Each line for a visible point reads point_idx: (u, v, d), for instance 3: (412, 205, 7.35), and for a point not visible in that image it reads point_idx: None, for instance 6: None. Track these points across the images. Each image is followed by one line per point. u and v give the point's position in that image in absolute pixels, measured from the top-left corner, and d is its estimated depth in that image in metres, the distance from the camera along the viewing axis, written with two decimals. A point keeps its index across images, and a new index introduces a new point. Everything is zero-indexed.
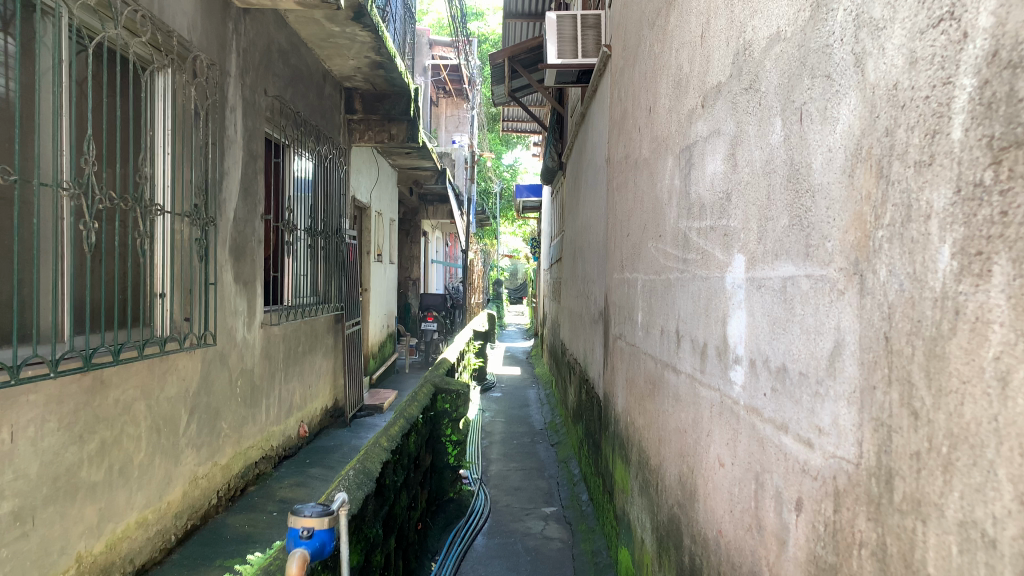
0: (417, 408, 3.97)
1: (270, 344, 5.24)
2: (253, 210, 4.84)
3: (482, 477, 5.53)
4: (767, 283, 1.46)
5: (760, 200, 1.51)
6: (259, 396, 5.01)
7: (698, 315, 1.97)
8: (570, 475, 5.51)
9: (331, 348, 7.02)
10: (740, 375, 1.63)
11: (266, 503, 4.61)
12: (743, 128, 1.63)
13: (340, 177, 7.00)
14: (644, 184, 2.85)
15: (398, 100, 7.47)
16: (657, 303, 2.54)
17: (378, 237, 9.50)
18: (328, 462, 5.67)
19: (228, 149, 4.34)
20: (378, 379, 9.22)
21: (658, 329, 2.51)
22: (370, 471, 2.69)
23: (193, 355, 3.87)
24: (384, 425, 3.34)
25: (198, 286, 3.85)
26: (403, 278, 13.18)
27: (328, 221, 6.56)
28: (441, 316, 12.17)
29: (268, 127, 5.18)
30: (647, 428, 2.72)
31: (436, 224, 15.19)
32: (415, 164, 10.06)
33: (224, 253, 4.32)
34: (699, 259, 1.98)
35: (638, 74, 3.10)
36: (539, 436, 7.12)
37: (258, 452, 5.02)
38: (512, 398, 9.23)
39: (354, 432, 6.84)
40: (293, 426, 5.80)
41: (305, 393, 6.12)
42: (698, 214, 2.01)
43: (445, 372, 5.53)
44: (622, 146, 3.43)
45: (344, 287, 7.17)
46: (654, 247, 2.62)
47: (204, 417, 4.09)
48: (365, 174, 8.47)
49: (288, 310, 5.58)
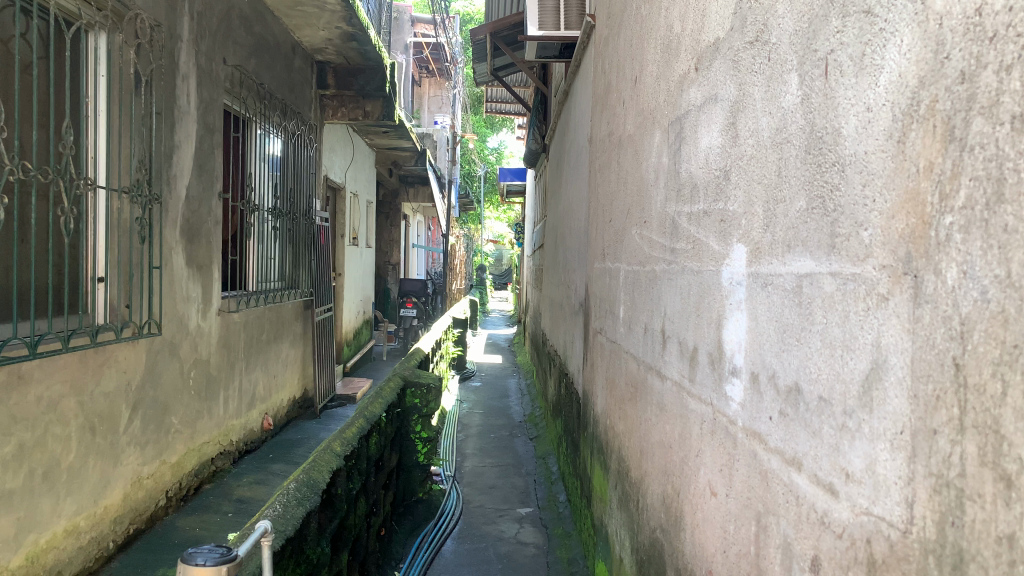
0: (381, 404, 3.69)
1: (229, 332, 4.93)
2: (210, 189, 4.51)
3: (455, 475, 5.26)
4: (776, 280, 1.18)
5: (768, 177, 1.22)
6: (217, 389, 4.71)
7: (688, 316, 1.69)
8: (548, 472, 5.25)
9: (299, 336, 6.70)
10: (739, 391, 1.34)
11: (221, 503, 4.31)
12: (746, 90, 1.34)
13: (310, 156, 6.65)
14: (628, 163, 2.56)
15: (373, 75, 7.12)
16: (640, 297, 2.26)
17: (354, 220, 9.17)
18: (293, 457, 5.37)
19: (178, 122, 4.01)
20: (352, 368, 8.92)
21: (641, 327, 2.24)
22: (316, 483, 2.41)
23: (134, 346, 3.57)
24: (339, 427, 3.05)
25: (140, 270, 3.55)
26: (382, 262, 12.85)
27: (295, 202, 6.23)
28: (421, 302, 11.86)
29: (227, 100, 4.83)
30: (627, 435, 2.44)
31: (416, 207, 14.87)
32: (393, 144, 9.72)
33: (174, 235, 4.00)
34: (689, 249, 1.69)
35: (622, 42, 2.80)
36: (517, 429, 6.85)
37: (215, 447, 4.72)
38: (491, 388, 8.96)
39: (324, 424, 6.55)
40: (256, 418, 5.50)
41: (269, 384, 5.81)
42: (688, 195, 1.72)
43: (417, 363, 5.25)
44: (606, 122, 3.14)
45: (314, 272, 6.84)
46: (637, 234, 2.34)
47: (150, 412, 3.79)
48: (339, 153, 8.12)
49: (251, 296, 5.26)
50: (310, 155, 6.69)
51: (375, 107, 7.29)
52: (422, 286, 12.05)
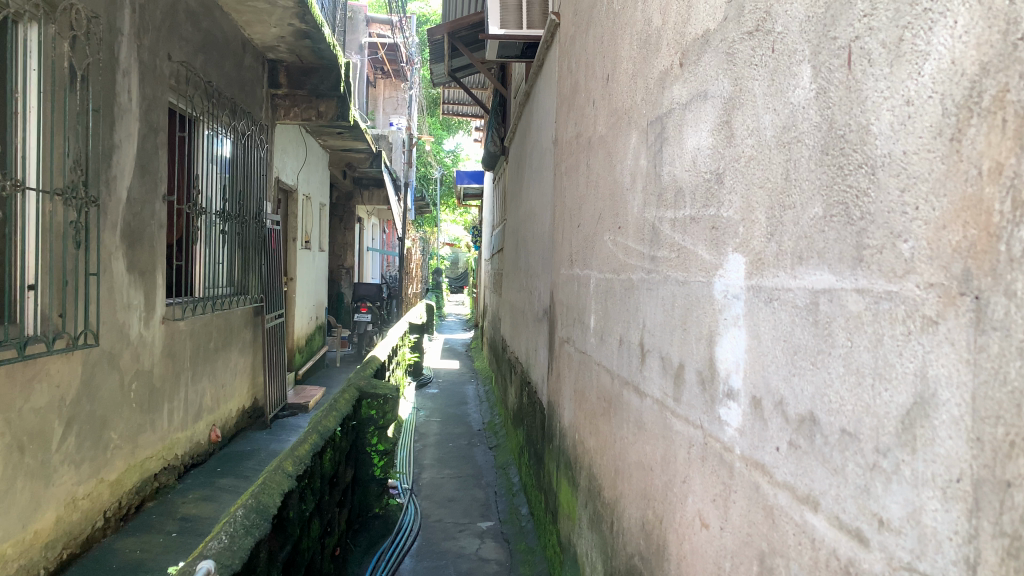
0: (336, 418, 3.52)
1: (174, 341, 4.68)
2: (153, 190, 4.27)
3: (413, 487, 5.10)
4: (783, 295, 1.06)
5: (773, 181, 1.10)
6: (161, 400, 4.47)
7: (672, 330, 1.57)
8: (509, 484, 5.11)
9: (248, 343, 6.45)
10: (736, 415, 1.22)
11: (164, 522, 4.07)
12: (744, 85, 1.22)
13: (260, 156, 6.41)
14: (599, 166, 2.44)
15: (327, 75, 6.87)
16: (614, 307, 2.14)
17: (307, 223, 8.91)
18: (242, 471, 5.14)
19: (119, 119, 3.77)
20: (304, 375, 8.67)
21: (615, 339, 2.12)
22: (267, 507, 2.23)
23: (69, 357, 3.33)
24: (291, 444, 2.87)
25: (76, 278, 3.31)
26: (336, 266, 12.56)
27: (245, 204, 5.98)
28: (376, 307, 11.61)
29: (172, 96, 4.59)
30: (598, 452, 2.32)
31: (371, 210, 14.61)
32: (348, 146, 9.50)
33: (114, 239, 3.76)
34: (673, 257, 1.58)
35: (592, 40, 2.68)
36: (476, 438, 6.70)
37: (159, 462, 4.47)
38: (449, 395, 8.79)
39: (275, 435, 6.31)
40: (202, 430, 5.26)
41: (216, 394, 5.56)
42: (671, 201, 1.61)
43: (374, 372, 5.07)
44: (573, 123, 3.02)
45: (264, 277, 6.60)
46: (610, 240, 2.22)
47: (87, 428, 3.55)
48: (291, 154, 7.88)
49: (197, 303, 5.01)
50: (261, 156, 6.45)
51: (330, 107, 7.08)
52: (377, 290, 11.80)
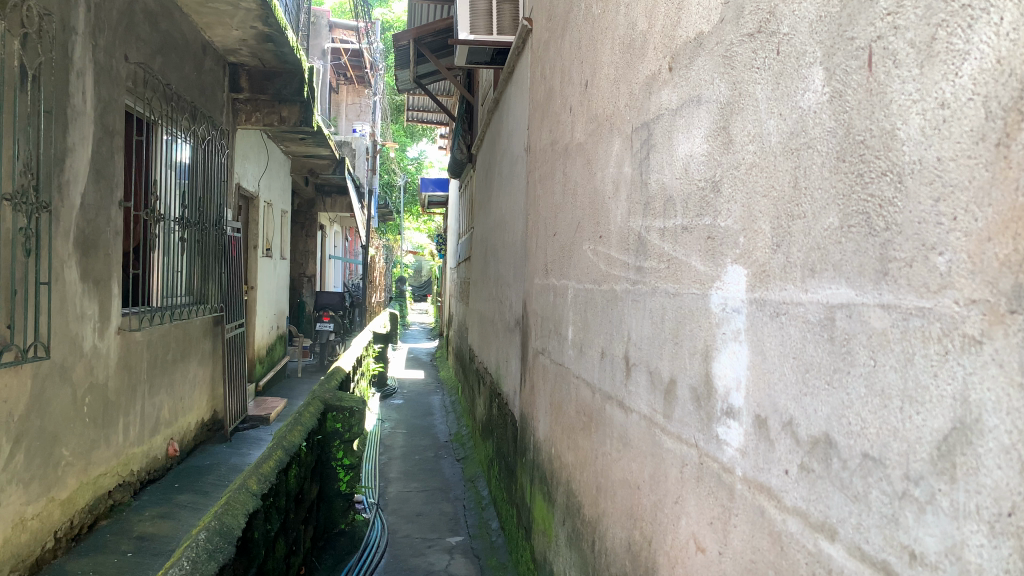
0: (301, 433, 3.40)
1: (130, 352, 4.51)
2: (108, 196, 4.10)
3: (379, 502, 4.98)
4: (792, 310, 1.00)
5: (780, 188, 1.05)
6: (115, 414, 4.29)
7: (661, 344, 1.51)
8: (478, 497, 5.02)
9: (207, 354, 6.26)
10: (736, 435, 1.16)
11: (119, 541, 3.90)
12: (743, 88, 1.17)
13: (221, 162, 6.25)
14: (576, 174, 2.39)
15: (290, 79, 6.76)
16: (595, 317, 2.07)
17: (268, 230, 8.73)
18: (201, 487, 4.96)
19: (72, 121, 3.62)
20: (265, 386, 8.47)
21: (596, 352, 2.06)
22: (231, 530, 2.12)
23: (16, 371, 3.16)
24: (255, 461, 2.76)
25: (26, 288, 3.13)
26: (297, 274, 12.35)
27: (204, 210, 5.82)
28: (338, 316, 11.42)
29: (129, 99, 4.42)
30: (578, 468, 2.26)
31: (334, 218, 14.41)
32: (311, 152, 9.34)
33: (67, 246, 3.60)
34: (663, 269, 1.52)
35: (568, 45, 2.63)
36: (443, 449, 6.60)
37: (113, 479, 4.29)
38: (414, 405, 8.67)
39: (235, 448, 6.13)
40: (159, 444, 5.07)
41: (174, 407, 5.38)
42: (660, 210, 1.55)
43: (339, 384, 4.95)
44: (547, 130, 2.96)
45: (225, 286, 6.42)
46: (590, 250, 2.16)
47: (37, 445, 3.38)
48: (252, 160, 7.70)
49: (155, 313, 4.84)
50: (222, 161, 6.29)
51: (293, 113, 6.95)
52: (339, 299, 11.62)
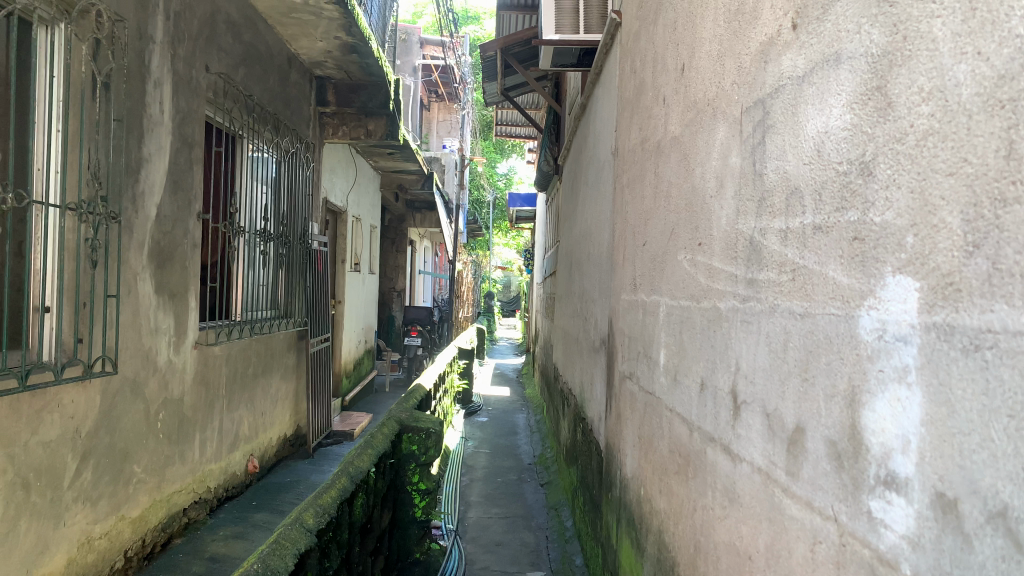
0: (371, 456, 3.18)
1: (208, 366, 4.43)
2: (186, 207, 4.03)
3: (458, 529, 4.73)
4: (1007, 342, 0.67)
5: (983, 161, 0.72)
6: (192, 430, 4.21)
7: (784, 379, 1.19)
8: (562, 527, 4.70)
9: (291, 368, 6.20)
10: (902, 517, 0.83)
11: (190, 563, 3.77)
12: (909, 30, 0.85)
13: (306, 175, 6.19)
14: (671, 173, 2.06)
15: (376, 91, 6.67)
16: (693, 341, 1.74)
17: (355, 245, 8.69)
18: (277, 506, 4.84)
19: (148, 132, 3.55)
20: (351, 402, 8.40)
21: (694, 382, 1.73)
22: (275, 575, 1.87)
23: (84, 387, 3.05)
24: (316, 490, 2.54)
25: (95, 300, 3.04)
26: (386, 288, 12.33)
27: (288, 223, 5.76)
28: (426, 331, 11.31)
29: (210, 109, 4.36)
30: (672, 516, 1.92)
31: (423, 232, 14.41)
32: (399, 166, 9.28)
33: (141, 258, 3.52)
34: (785, 282, 1.19)
35: (662, 29, 2.31)
36: (526, 473, 6.30)
37: (188, 497, 4.20)
38: (498, 424, 8.42)
39: (316, 465, 6.02)
40: (239, 460, 4.99)
41: (255, 422, 5.30)
42: (781, 208, 1.22)
43: (418, 403, 4.73)
44: (637, 128, 2.65)
45: (310, 299, 6.36)
46: (687, 260, 1.84)
47: (106, 462, 3.27)
48: (340, 174, 7.67)
49: (236, 327, 4.78)
50: (307, 174, 6.24)
51: (379, 125, 6.85)
52: (427, 314, 11.51)
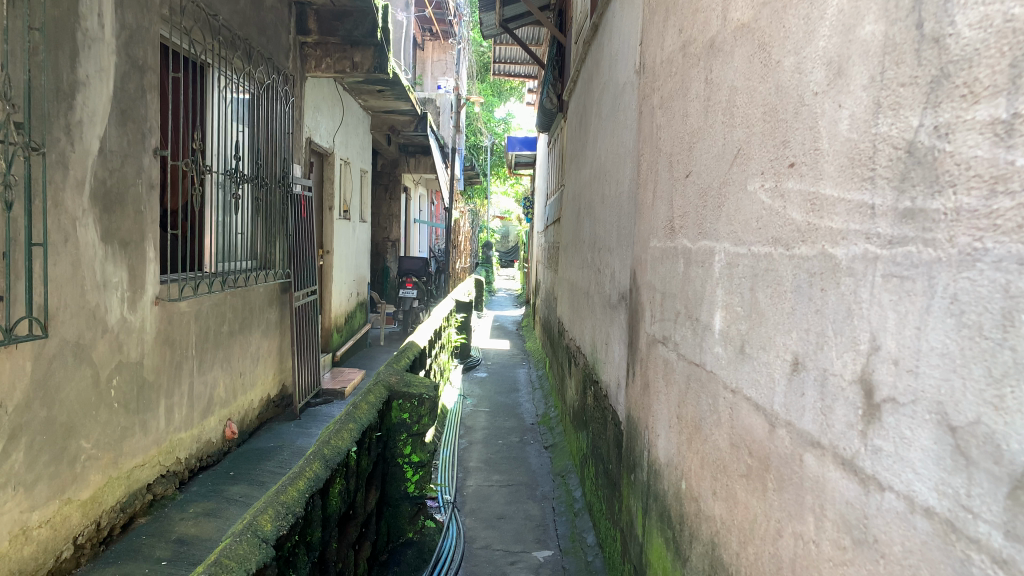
0: (353, 432, 2.72)
1: (173, 323, 3.95)
2: (140, 141, 3.50)
3: (456, 500, 4.33)
4: None
5: None
6: (156, 397, 3.75)
7: (999, 376, 0.71)
8: (569, 498, 4.27)
9: (274, 323, 5.73)
10: None
11: (154, 545, 3.35)
12: None
13: (286, 112, 5.62)
14: (737, 75, 1.56)
15: (362, 19, 6.06)
16: (782, 302, 1.26)
17: (345, 190, 8.14)
18: (257, 476, 4.41)
19: (85, 49, 3.00)
20: (342, 358, 7.96)
21: (783, 360, 1.24)
22: None
23: (8, 351, 2.57)
24: (281, 482, 2.09)
25: (14, 248, 2.53)
26: (381, 238, 11.78)
27: (267, 165, 5.22)
28: (421, 283, 10.81)
29: (166, 29, 3.79)
30: (736, 530, 1.46)
31: (418, 179, 13.82)
32: (391, 105, 8.68)
33: (80, 200, 3.01)
34: (1016, 213, 0.70)
35: None
36: (528, 434, 5.88)
37: (154, 470, 3.76)
38: (498, 380, 7.98)
39: (303, 428, 5.59)
40: (215, 426, 4.56)
41: (233, 383, 4.86)
42: (1002, 90, 0.73)
43: (410, 363, 4.28)
44: (677, 31, 2.12)
45: (293, 248, 5.84)
46: (769, 192, 1.34)
47: (44, 439, 2.81)
48: (326, 112, 7.09)
49: (207, 279, 4.29)
50: (288, 110, 5.67)
51: (366, 58, 6.26)
52: (423, 264, 11.00)
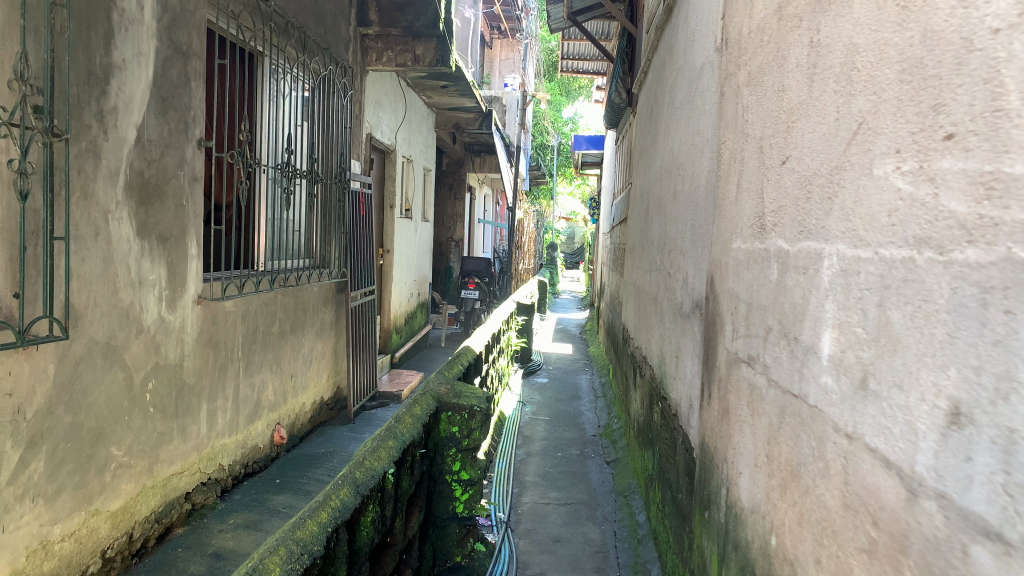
0: (392, 451, 2.45)
1: (218, 323, 3.77)
2: (182, 130, 3.33)
3: (509, 519, 4.04)
4: None
5: None
6: (197, 402, 3.58)
7: None
8: (632, 521, 3.92)
9: (329, 324, 5.55)
10: None
11: (188, 559, 3.16)
12: None
13: (344, 106, 5.43)
14: (858, 27, 1.21)
15: (424, 10, 5.77)
16: (936, 327, 0.92)
17: (407, 188, 7.95)
18: (304, 485, 4.21)
19: (121, 32, 2.83)
20: (401, 360, 7.76)
21: (937, 408, 0.90)
22: None
23: (26, 353, 2.40)
24: (301, 513, 1.85)
25: (30, 242, 2.35)
26: (444, 238, 11.57)
27: (323, 159, 5.03)
28: (484, 284, 10.55)
29: (212, 13, 3.61)
30: None
31: (484, 179, 13.61)
32: (456, 102, 8.48)
33: (114, 192, 2.83)
34: None
35: None
36: (589, 446, 5.54)
37: (194, 477, 3.59)
38: (560, 386, 7.65)
39: (356, 433, 5.38)
40: (262, 430, 4.39)
41: (283, 386, 4.68)
42: None
43: (463, 371, 4.00)
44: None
45: (350, 247, 5.65)
46: (911, 176, 1.00)
47: (68, 447, 2.63)
48: (388, 108, 6.90)
49: (259, 278, 4.12)
50: (346, 104, 5.48)
51: (428, 50, 6.02)
52: (485, 265, 10.76)
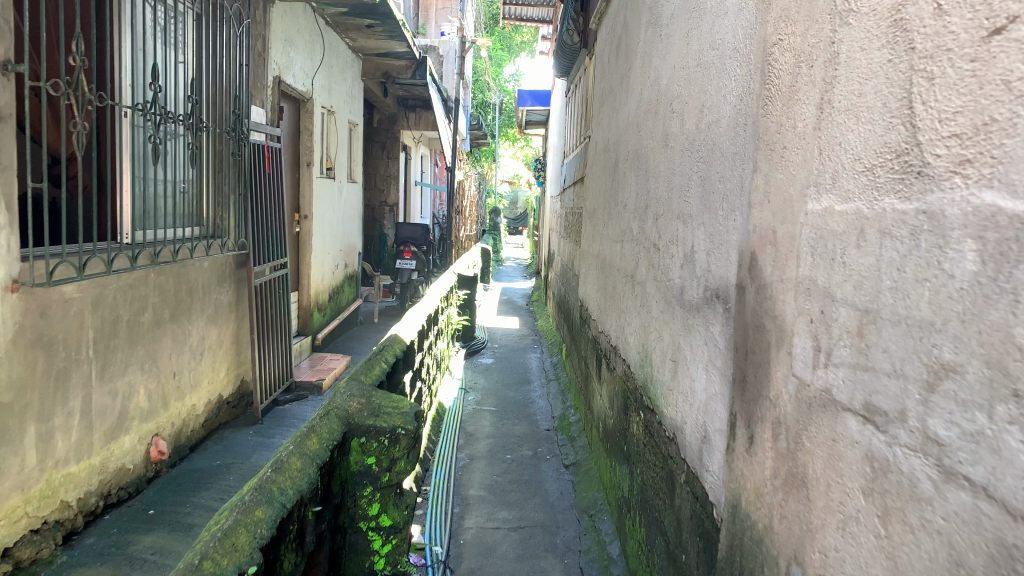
0: (258, 531, 1.57)
1: (51, 314, 2.80)
2: None
3: (448, 556, 3.20)
4: None
5: None
6: (18, 425, 2.62)
7: None
8: (603, 555, 3.12)
9: (227, 306, 4.57)
10: None
11: None
12: None
13: (238, 37, 4.37)
14: None
15: None
16: None
17: (328, 143, 6.93)
18: (186, 516, 3.28)
19: None
20: (325, 341, 6.81)
21: None
22: None
23: None
24: None
25: None
26: (377, 202, 10.54)
27: (210, 102, 4.00)
28: (421, 252, 9.59)
29: None
30: None
31: (420, 137, 12.56)
32: (384, 46, 7.46)
33: None
34: None
35: None
36: (543, 445, 4.74)
37: (15, 528, 2.64)
38: (505, 368, 6.82)
39: (263, 436, 4.45)
40: (132, 447, 3.44)
41: (162, 388, 3.72)
42: None
43: (386, 372, 3.11)
44: None
45: (252, 211, 4.67)
46: None
47: None
48: (301, 48, 5.87)
49: (119, 252, 3.15)
50: (241, 35, 4.43)
51: None
52: (423, 232, 9.68)
